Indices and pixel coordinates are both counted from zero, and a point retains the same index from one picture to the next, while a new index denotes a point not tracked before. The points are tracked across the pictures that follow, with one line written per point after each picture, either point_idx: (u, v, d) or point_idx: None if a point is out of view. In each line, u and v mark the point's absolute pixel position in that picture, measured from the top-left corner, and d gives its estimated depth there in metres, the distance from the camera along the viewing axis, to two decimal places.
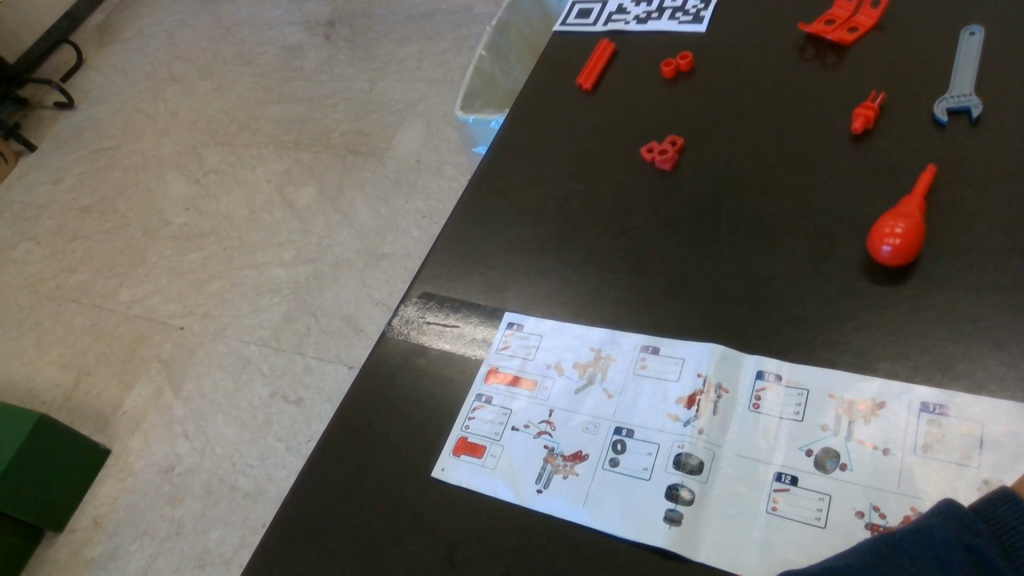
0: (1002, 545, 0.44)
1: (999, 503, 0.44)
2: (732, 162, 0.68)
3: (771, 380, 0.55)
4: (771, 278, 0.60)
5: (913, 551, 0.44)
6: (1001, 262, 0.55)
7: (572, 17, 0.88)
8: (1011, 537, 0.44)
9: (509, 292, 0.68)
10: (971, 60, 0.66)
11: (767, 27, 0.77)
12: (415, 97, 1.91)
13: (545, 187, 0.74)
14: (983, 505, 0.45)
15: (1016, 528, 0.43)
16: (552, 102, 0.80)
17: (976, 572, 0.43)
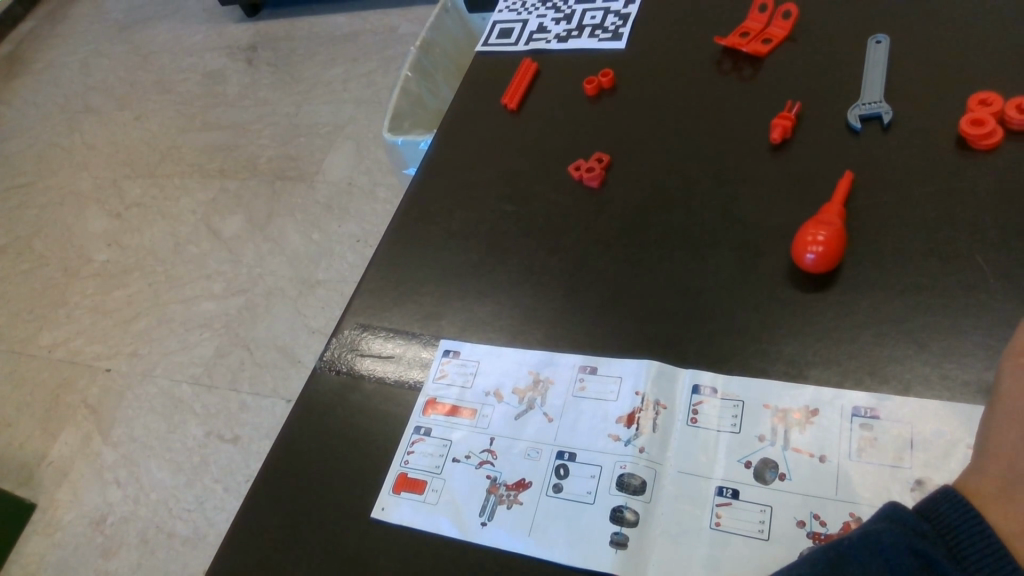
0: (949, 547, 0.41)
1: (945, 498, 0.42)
2: (658, 177, 0.68)
3: (707, 394, 0.55)
4: (702, 290, 0.60)
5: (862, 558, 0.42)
6: (919, 264, 0.56)
7: (493, 37, 0.88)
8: (955, 536, 0.41)
9: (443, 319, 0.67)
10: (879, 69, 0.68)
11: (684, 41, 0.78)
12: (343, 119, 1.88)
13: (474, 209, 0.72)
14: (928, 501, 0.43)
15: (958, 526, 0.41)
16: (478, 123, 0.80)
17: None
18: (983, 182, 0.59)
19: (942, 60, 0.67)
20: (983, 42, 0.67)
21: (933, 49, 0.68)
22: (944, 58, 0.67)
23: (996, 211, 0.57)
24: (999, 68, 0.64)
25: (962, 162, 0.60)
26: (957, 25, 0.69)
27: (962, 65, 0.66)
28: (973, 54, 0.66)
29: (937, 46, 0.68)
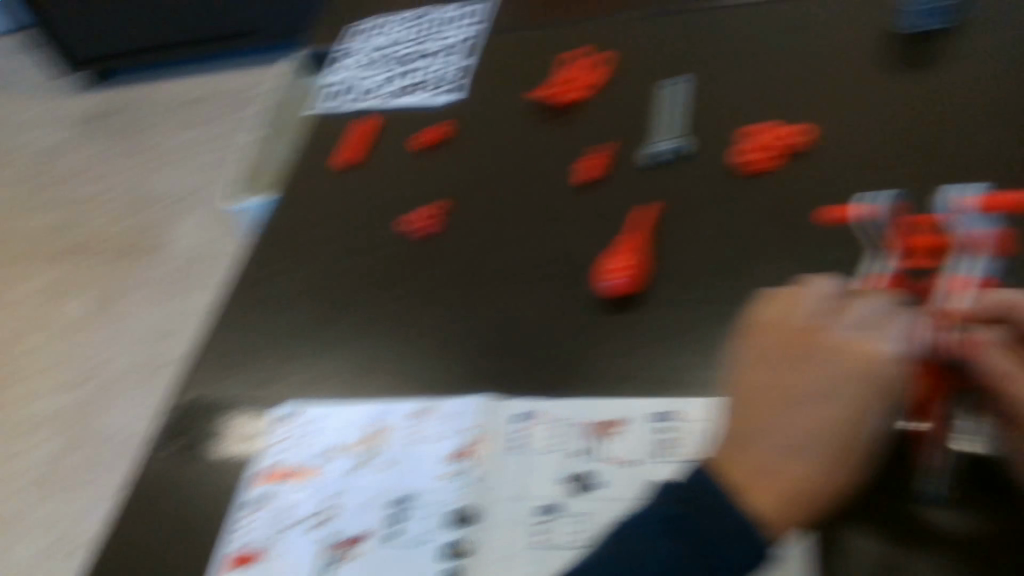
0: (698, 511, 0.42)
1: (707, 487, 0.43)
2: (478, 222, 0.72)
3: (526, 421, 0.58)
4: (522, 325, 0.64)
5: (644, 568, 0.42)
6: (707, 275, 0.61)
7: (328, 100, 0.92)
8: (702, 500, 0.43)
9: (283, 381, 0.67)
10: (678, 108, 0.74)
11: (496, 97, 0.83)
12: (190, 188, 1.83)
13: (309, 268, 0.74)
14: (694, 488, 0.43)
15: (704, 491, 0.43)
16: (311, 185, 0.82)
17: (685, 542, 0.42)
18: (757, 197, 0.65)
19: (721, 91, 0.74)
20: (748, 74, 0.75)
21: (713, 82, 0.76)
22: (718, 91, 0.74)
23: (768, 223, 0.63)
24: (766, 96, 0.72)
25: (739, 181, 0.66)
26: (727, 59, 0.77)
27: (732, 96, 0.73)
28: (740, 85, 0.74)
29: (712, 80, 0.76)
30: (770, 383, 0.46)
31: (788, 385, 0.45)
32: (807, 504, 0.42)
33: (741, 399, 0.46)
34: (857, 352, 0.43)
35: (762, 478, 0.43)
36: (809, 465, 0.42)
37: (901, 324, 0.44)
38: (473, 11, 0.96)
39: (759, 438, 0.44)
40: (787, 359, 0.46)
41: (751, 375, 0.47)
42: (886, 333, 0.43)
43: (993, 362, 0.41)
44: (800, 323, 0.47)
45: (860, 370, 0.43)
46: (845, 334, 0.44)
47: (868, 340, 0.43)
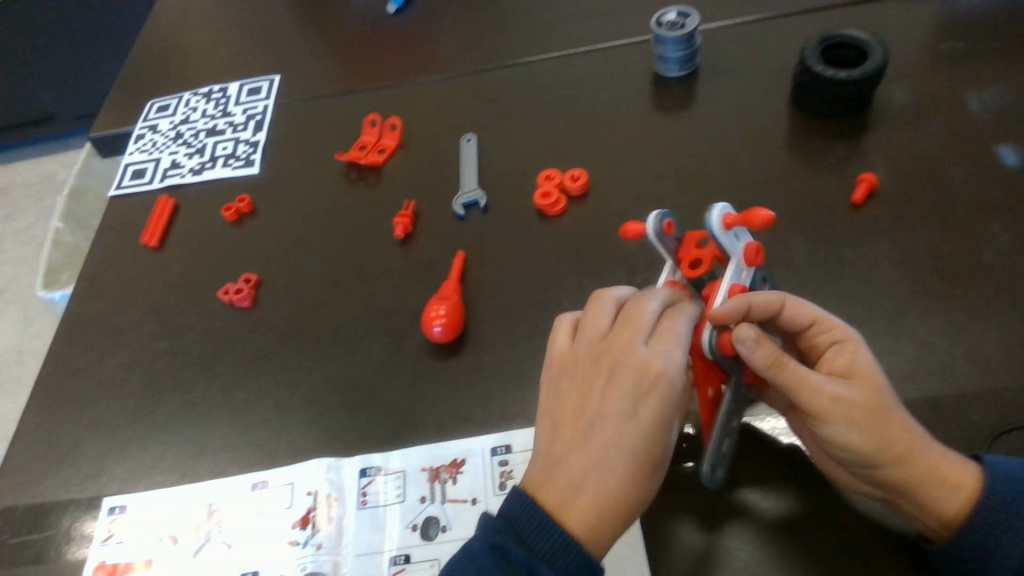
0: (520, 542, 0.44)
1: (535, 520, 0.44)
2: (304, 285, 0.72)
3: (373, 474, 0.58)
4: (356, 382, 0.64)
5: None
6: (527, 312, 0.65)
7: (126, 179, 0.87)
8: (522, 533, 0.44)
9: (104, 476, 0.63)
10: (473, 161, 0.77)
11: (311, 158, 0.84)
12: (3, 282, 1.68)
13: (127, 353, 0.71)
14: (522, 525, 0.44)
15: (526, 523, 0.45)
16: (122, 266, 0.78)
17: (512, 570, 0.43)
18: (564, 236, 0.69)
19: (521, 137, 0.79)
20: (547, 120, 0.80)
21: (513, 129, 0.80)
22: (522, 136, 0.79)
23: (576, 258, 0.67)
24: (563, 139, 0.78)
25: (549, 221, 0.71)
26: (527, 106, 0.82)
27: (535, 141, 0.78)
28: (541, 130, 0.79)
29: (515, 127, 0.80)
30: (574, 407, 0.48)
31: (586, 411, 0.48)
32: (621, 510, 0.45)
33: (549, 429, 0.49)
34: (640, 368, 0.47)
35: (581, 493, 0.45)
36: (616, 477, 0.45)
37: (681, 337, 0.48)
38: (269, 77, 0.95)
39: (569, 458, 0.46)
40: (584, 384, 0.49)
41: (557, 402, 0.50)
42: (667, 347, 0.48)
43: (754, 357, 0.46)
44: (591, 348, 0.50)
45: (648, 382, 0.46)
46: (627, 353, 0.48)
47: (655, 354, 0.47)
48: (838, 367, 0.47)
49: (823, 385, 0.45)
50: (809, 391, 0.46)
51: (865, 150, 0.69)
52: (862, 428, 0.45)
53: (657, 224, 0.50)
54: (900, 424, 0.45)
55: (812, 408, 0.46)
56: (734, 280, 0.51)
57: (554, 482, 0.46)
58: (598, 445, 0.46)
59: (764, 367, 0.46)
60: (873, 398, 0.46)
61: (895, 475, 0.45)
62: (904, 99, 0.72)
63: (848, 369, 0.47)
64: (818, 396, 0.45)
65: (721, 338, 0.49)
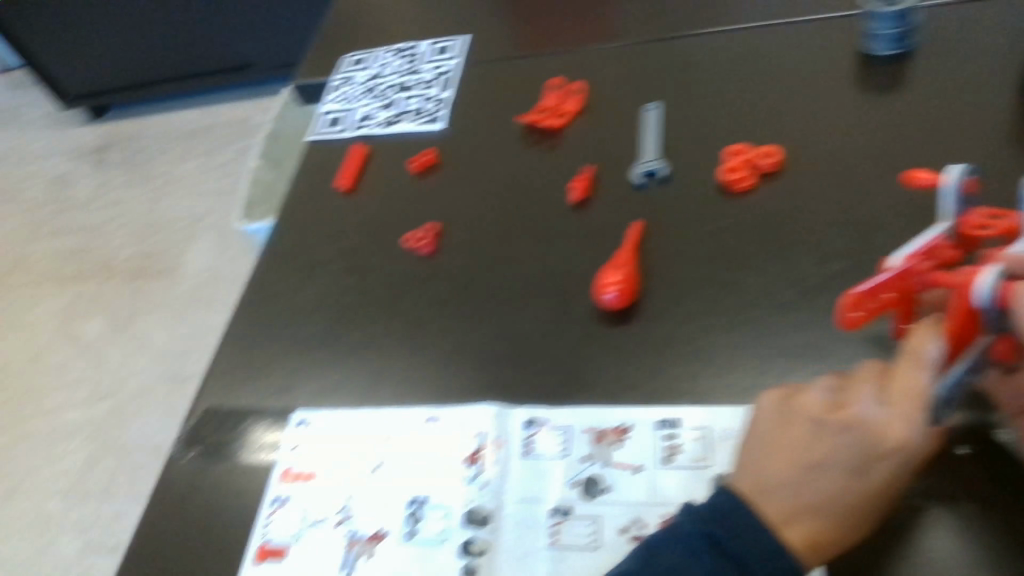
0: (723, 527, 0.47)
1: (749, 519, 0.47)
2: (481, 239, 0.75)
3: (539, 426, 0.61)
4: (526, 336, 0.66)
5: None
6: (702, 290, 0.64)
7: (325, 125, 0.94)
8: (728, 520, 0.47)
9: (295, 391, 0.70)
10: (655, 133, 0.77)
11: (495, 117, 0.86)
12: (201, 212, 1.87)
13: (319, 285, 0.77)
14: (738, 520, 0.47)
15: (730, 511, 0.47)
16: (318, 206, 0.85)
17: (714, 551, 0.46)
18: (747, 215, 0.68)
19: (708, 110, 0.77)
20: (739, 93, 0.78)
21: (700, 102, 0.78)
22: (710, 109, 0.77)
23: (759, 239, 0.66)
24: (753, 115, 0.75)
25: (733, 199, 0.69)
26: (718, 79, 0.80)
27: (724, 116, 0.76)
28: (731, 104, 0.77)
29: (704, 99, 0.78)
30: (792, 445, 0.49)
31: (808, 450, 0.48)
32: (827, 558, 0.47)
33: (761, 451, 0.50)
34: (871, 423, 0.47)
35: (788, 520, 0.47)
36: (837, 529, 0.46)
37: (912, 393, 0.45)
38: (459, 38, 0.98)
39: (780, 486, 0.48)
40: (809, 426, 0.49)
41: (774, 432, 0.50)
42: (877, 395, 0.47)
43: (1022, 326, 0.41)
44: (824, 397, 0.50)
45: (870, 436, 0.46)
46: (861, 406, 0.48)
47: (892, 417, 0.46)
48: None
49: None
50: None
51: None
52: None
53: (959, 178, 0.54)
54: None
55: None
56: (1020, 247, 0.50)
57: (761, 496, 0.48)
58: (812, 481, 0.47)
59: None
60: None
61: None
62: None
63: None
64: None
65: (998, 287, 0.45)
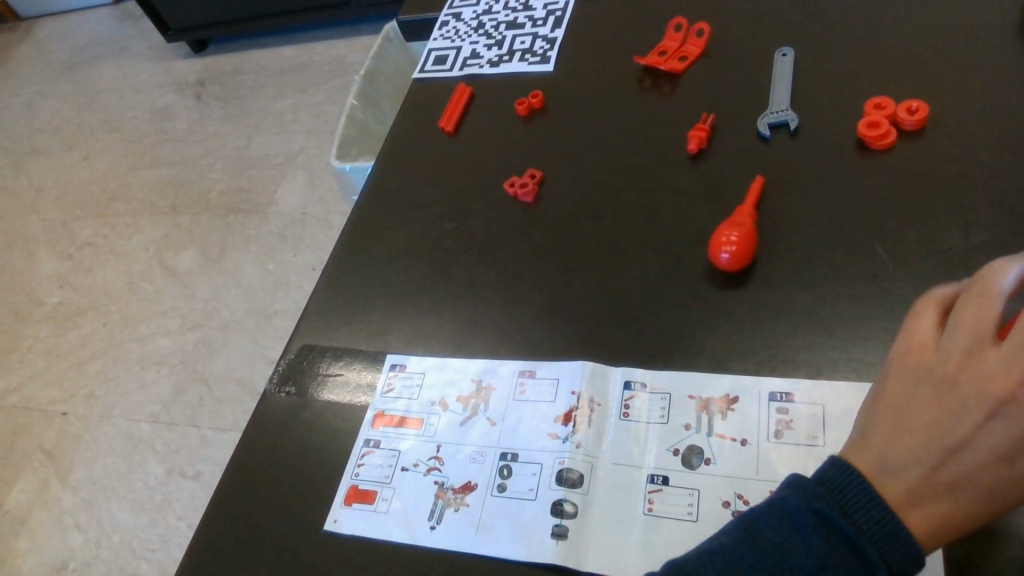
0: (839, 504, 0.42)
1: (864, 496, 0.41)
2: (586, 189, 0.71)
3: (638, 389, 0.58)
4: (630, 295, 0.63)
5: (795, 560, 0.41)
6: (827, 256, 0.59)
7: (429, 64, 0.91)
8: (844, 496, 0.42)
9: (389, 335, 0.69)
10: (787, 80, 0.70)
11: (607, 60, 0.81)
12: (294, 150, 1.89)
13: (416, 228, 0.76)
14: (846, 496, 0.42)
15: (845, 487, 0.42)
16: (418, 147, 0.83)
17: (828, 531, 0.41)
18: (888, 176, 0.61)
19: (848, 58, 0.70)
20: (883, 41, 0.70)
21: (839, 49, 0.71)
22: (848, 58, 0.70)
23: (900, 204, 0.59)
24: (901, 65, 0.68)
25: (870, 157, 0.63)
26: (859, 24, 0.72)
27: (865, 66, 0.69)
28: (874, 53, 0.69)
29: (842, 47, 0.71)
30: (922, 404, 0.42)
31: (936, 420, 0.41)
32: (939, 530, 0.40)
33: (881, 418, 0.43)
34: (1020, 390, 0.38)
35: (896, 494, 0.41)
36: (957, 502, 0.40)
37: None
38: None
39: (895, 457, 0.41)
40: (945, 392, 0.41)
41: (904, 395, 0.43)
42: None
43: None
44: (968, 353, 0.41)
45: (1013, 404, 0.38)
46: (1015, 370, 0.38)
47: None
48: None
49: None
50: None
51: None
52: None
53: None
54: None
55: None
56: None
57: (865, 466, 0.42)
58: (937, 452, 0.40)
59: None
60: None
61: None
62: None
63: None
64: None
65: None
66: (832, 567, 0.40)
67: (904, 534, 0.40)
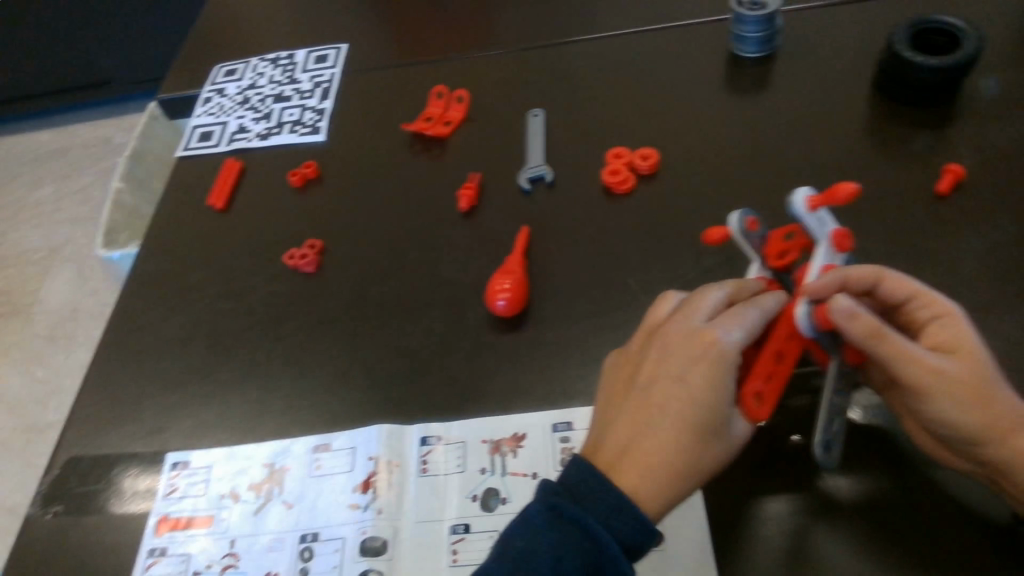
0: (575, 498, 0.44)
1: (591, 481, 0.44)
2: (366, 253, 0.72)
3: (435, 443, 0.58)
4: (417, 352, 0.64)
5: (538, 554, 0.41)
6: (590, 292, 0.64)
7: (193, 141, 0.88)
8: (577, 489, 0.44)
9: (169, 430, 0.64)
10: (540, 139, 0.76)
11: (377, 128, 0.83)
12: (60, 242, 1.72)
13: (192, 312, 0.72)
14: (576, 484, 0.44)
15: (577, 480, 0.44)
16: (187, 228, 0.79)
17: (565, 523, 0.42)
18: (634, 215, 0.68)
19: (591, 114, 0.78)
20: (617, 98, 0.79)
21: (583, 106, 0.79)
22: (590, 114, 0.78)
23: (647, 238, 0.66)
24: (634, 117, 0.76)
25: (616, 199, 0.70)
26: (597, 83, 0.81)
27: (605, 120, 0.77)
28: (611, 108, 0.78)
29: (584, 105, 0.79)
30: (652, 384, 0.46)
31: (655, 392, 0.45)
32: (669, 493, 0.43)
33: (615, 406, 0.47)
34: (714, 349, 0.44)
35: (629, 469, 0.44)
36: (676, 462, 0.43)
37: (747, 319, 0.46)
38: (337, 45, 0.95)
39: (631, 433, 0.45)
40: (659, 367, 0.46)
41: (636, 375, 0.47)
42: (725, 324, 0.45)
43: (850, 329, 0.43)
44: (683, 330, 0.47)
45: (709, 361, 0.44)
46: (709, 333, 0.45)
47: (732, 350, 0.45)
48: (942, 342, 0.44)
49: (927, 359, 0.42)
50: (909, 366, 0.42)
51: (952, 141, 0.66)
52: (968, 408, 0.42)
53: (740, 222, 0.52)
54: (1009, 404, 0.42)
55: (914, 385, 0.43)
56: (825, 265, 0.49)
57: (604, 452, 0.46)
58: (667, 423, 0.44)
59: (862, 338, 0.43)
60: (978, 378, 0.42)
61: (1001, 459, 0.42)
62: (994, 89, 0.69)
63: (954, 344, 0.43)
64: (922, 374, 0.42)
65: (817, 311, 0.46)
66: (568, 556, 0.41)
67: (631, 507, 0.42)
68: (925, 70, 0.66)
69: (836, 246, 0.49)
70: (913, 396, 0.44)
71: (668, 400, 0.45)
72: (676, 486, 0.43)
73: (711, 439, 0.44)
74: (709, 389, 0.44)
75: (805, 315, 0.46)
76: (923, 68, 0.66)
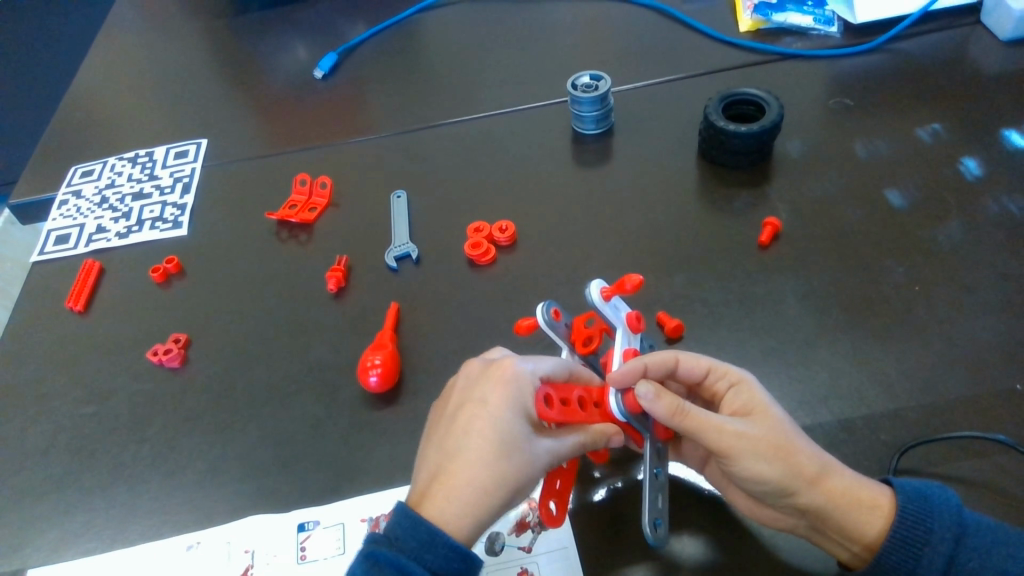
0: (391, 542, 0.45)
1: (405, 521, 0.46)
2: (235, 343, 0.72)
3: (313, 527, 0.58)
4: (291, 437, 0.64)
5: None
6: (458, 362, 0.66)
7: (49, 244, 0.85)
8: (393, 532, 0.46)
9: (28, 548, 0.60)
10: (403, 219, 0.79)
11: (243, 218, 0.84)
12: None
13: (52, 420, 0.69)
14: (392, 529, 0.46)
15: (392, 522, 0.46)
16: (44, 333, 0.76)
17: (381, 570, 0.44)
18: (496, 284, 0.72)
19: (451, 192, 0.82)
20: (472, 176, 0.84)
21: (443, 186, 0.83)
22: (449, 193, 0.82)
23: (509, 306, 0.70)
24: (490, 194, 0.81)
25: (479, 272, 0.73)
26: (453, 164, 0.86)
27: (463, 198, 0.81)
28: (468, 186, 0.83)
29: (443, 184, 0.83)
30: (455, 411, 0.51)
31: (459, 417, 0.50)
32: (470, 508, 0.47)
33: (430, 445, 0.51)
34: (507, 373, 0.50)
35: (435, 493, 0.47)
36: (470, 476, 0.47)
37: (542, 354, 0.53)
38: (197, 141, 0.96)
39: (435, 459, 0.49)
40: (466, 396, 0.52)
41: (447, 408, 0.53)
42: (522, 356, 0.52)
43: (656, 409, 0.50)
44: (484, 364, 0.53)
45: (503, 380, 0.50)
46: (506, 361, 0.52)
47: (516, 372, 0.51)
48: (738, 408, 0.52)
49: (725, 425, 0.49)
50: (712, 430, 0.49)
51: (770, 197, 0.75)
52: (770, 461, 0.48)
53: (547, 313, 0.55)
54: (803, 452, 0.49)
55: (721, 448, 0.49)
56: (626, 346, 0.57)
57: (417, 488, 0.49)
58: (461, 444, 0.49)
59: (666, 417, 0.50)
60: (772, 434, 0.49)
61: (815, 502, 0.48)
62: (799, 150, 0.79)
63: (747, 408, 0.51)
64: (723, 437, 0.49)
65: (627, 399, 0.53)
66: None
67: (441, 534, 0.45)
68: (736, 136, 0.74)
69: (631, 328, 0.57)
70: (722, 458, 0.49)
71: (470, 423, 0.49)
72: (483, 503, 0.47)
73: (514, 450, 0.48)
74: (505, 401, 0.49)
75: (616, 403, 0.53)
76: (731, 131, 0.74)
